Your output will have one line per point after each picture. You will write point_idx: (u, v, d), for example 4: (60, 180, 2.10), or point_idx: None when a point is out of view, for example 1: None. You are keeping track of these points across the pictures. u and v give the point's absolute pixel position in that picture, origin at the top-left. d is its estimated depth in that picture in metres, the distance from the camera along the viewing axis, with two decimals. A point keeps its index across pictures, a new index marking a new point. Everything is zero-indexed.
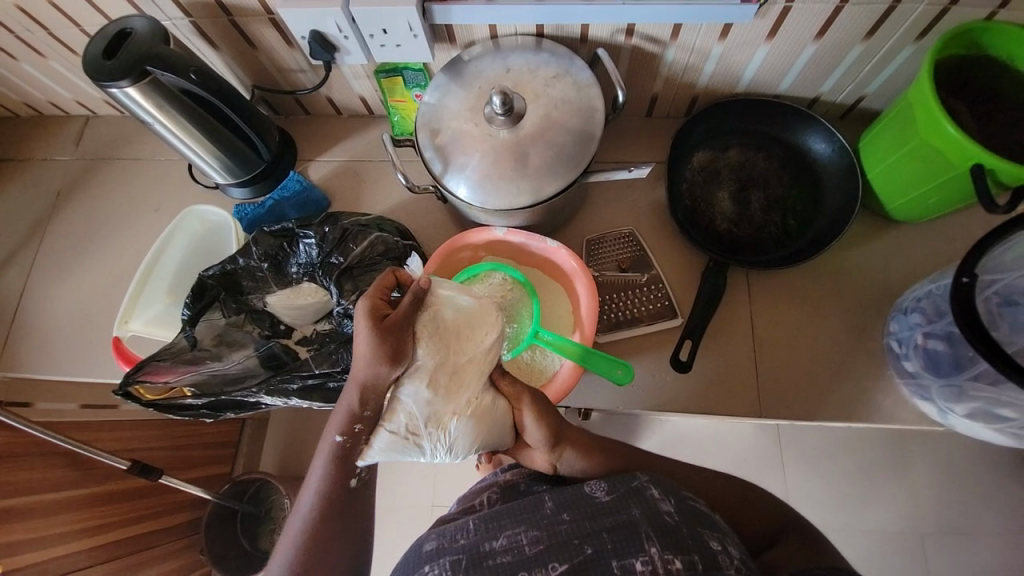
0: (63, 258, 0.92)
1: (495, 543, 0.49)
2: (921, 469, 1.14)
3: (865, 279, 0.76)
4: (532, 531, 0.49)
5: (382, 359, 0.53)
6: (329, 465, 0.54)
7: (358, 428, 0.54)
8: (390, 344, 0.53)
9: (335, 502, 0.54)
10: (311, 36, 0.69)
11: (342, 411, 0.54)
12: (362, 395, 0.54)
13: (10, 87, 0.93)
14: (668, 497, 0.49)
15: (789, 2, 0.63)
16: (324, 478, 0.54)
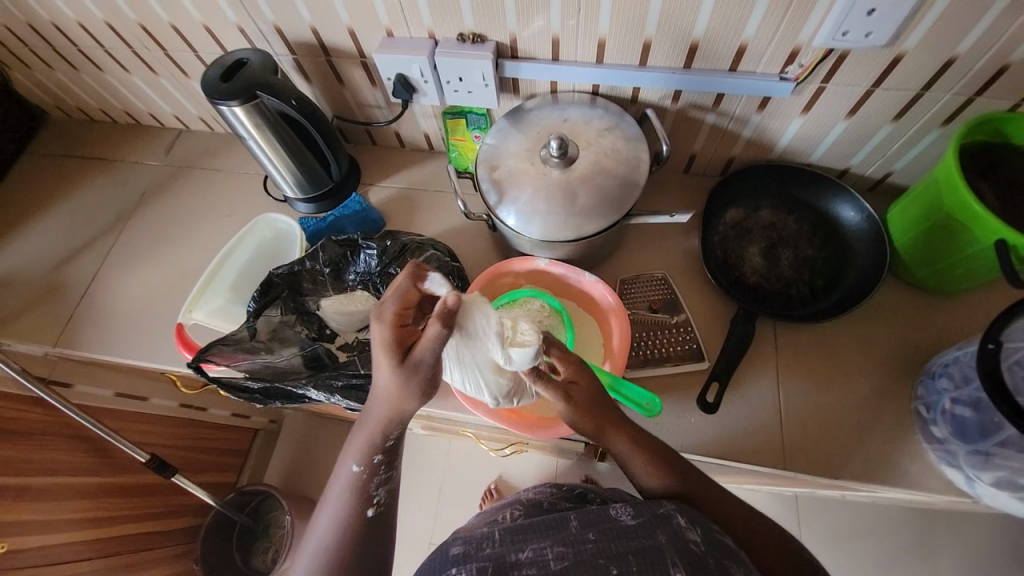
0: (133, 250, 1.00)
1: (522, 554, 0.50)
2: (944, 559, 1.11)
3: (892, 343, 0.78)
4: (557, 547, 0.50)
5: (411, 396, 0.56)
6: (349, 491, 0.59)
7: (377, 461, 0.59)
8: (420, 380, 0.56)
9: (354, 530, 0.58)
10: (396, 78, 0.79)
11: (363, 442, 0.59)
12: (385, 428, 0.58)
13: (118, 97, 1.06)
14: (694, 527, 0.50)
15: (824, 83, 0.71)
16: (344, 503, 0.59)
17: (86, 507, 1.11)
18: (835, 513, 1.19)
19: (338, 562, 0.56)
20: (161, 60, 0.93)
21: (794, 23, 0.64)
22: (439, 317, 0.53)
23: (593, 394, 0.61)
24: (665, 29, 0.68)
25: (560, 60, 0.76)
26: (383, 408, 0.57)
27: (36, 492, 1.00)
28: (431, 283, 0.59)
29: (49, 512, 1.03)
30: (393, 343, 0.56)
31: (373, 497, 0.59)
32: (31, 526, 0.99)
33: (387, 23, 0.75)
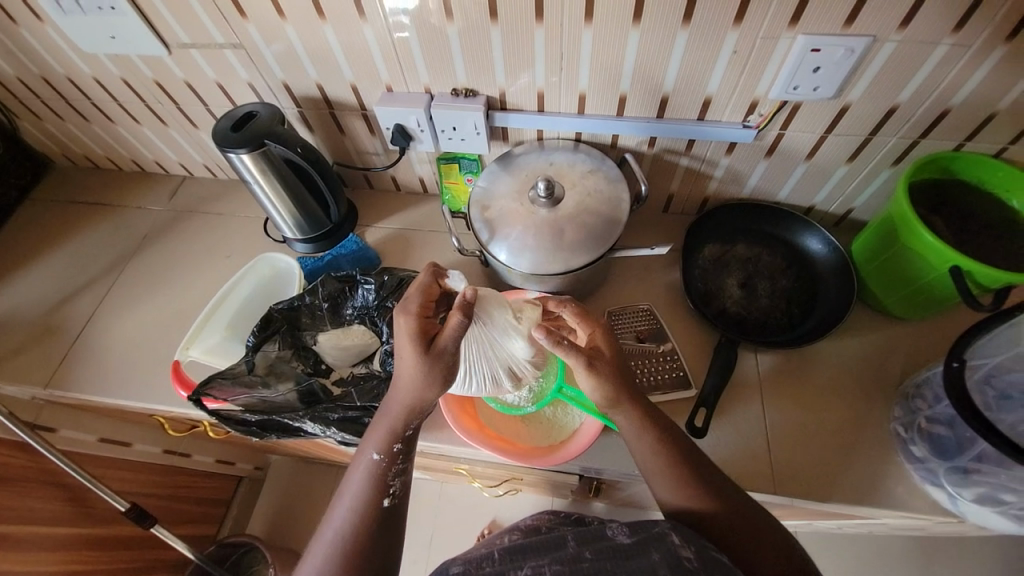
0: (131, 291, 1.02)
1: (521, 571, 0.57)
2: None
3: (869, 368, 0.82)
4: (554, 565, 0.56)
5: (433, 382, 0.63)
6: (368, 479, 0.64)
7: (395, 450, 0.65)
8: (441, 366, 0.63)
9: (370, 520, 0.62)
10: (395, 128, 0.86)
11: (386, 431, 0.65)
12: (409, 415, 0.64)
13: (127, 146, 1.11)
14: (688, 544, 0.55)
15: (783, 130, 0.78)
16: (363, 493, 0.63)
17: (64, 560, 1.06)
18: (833, 547, 1.18)
19: (353, 550, 0.60)
20: (172, 113, 0.99)
21: (752, 78, 0.72)
22: (460, 308, 0.62)
23: (613, 365, 0.64)
24: (639, 84, 0.75)
25: (546, 111, 0.83)
26: (403, 399, 0.64)
27: (15, 542, 0.96)
28: (451, 280, 0.71)
29: (26, 564, 0.98)
30: (418, 331, 0.63)
31: (390, 487, 0.64)
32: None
33: (387, 80, 0.82)
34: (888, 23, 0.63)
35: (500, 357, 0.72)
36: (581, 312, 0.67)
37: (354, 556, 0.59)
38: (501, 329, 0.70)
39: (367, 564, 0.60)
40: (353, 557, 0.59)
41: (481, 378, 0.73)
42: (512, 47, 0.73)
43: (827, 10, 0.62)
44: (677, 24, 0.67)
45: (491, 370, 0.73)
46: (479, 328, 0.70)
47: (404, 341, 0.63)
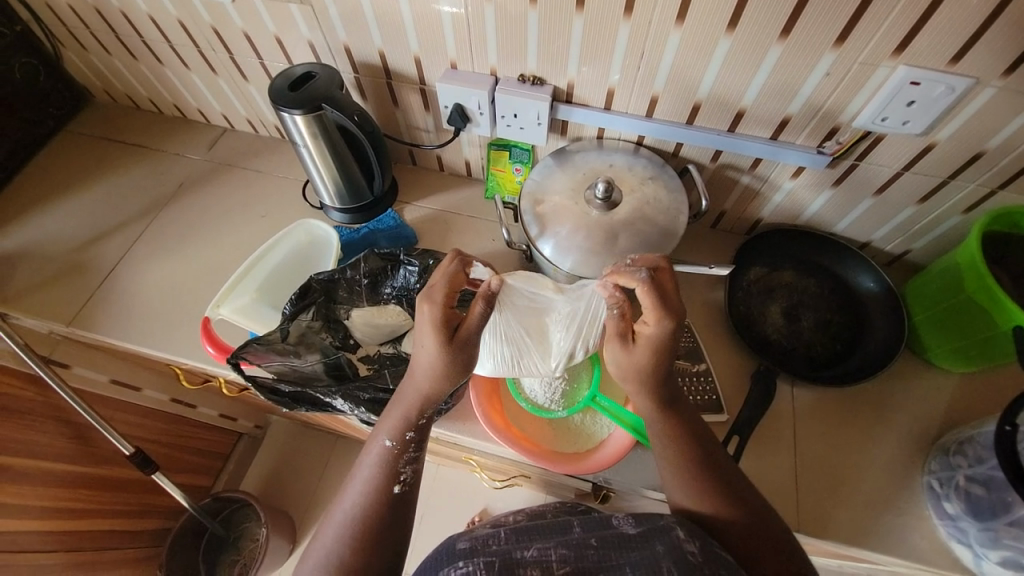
0: (161, 239, 1.00)
1: (526, 552, 0.53)
2: None
3: (904, 414, 0.80)
4: (560, 549, 0.53)
5: (454, 375, 0.62)
6: (379, 466, 0.62)
7: (406, 438, 0.63)
8: (463, 356, 0.61)
9: (380, 505, 0.61)
10: (454, 107, 0.83)
11: (398, 419, 0.64)
12: (420, 406, 0.63)
13: (172, 90, 1.08)
14: (693, 539, 0.53)
15: (857, 160, 0.75)
16: (373, 478, 0.62)
17: (59, 495, 1.06)
18: None
19: (362, 536, 0.58)
20: (223, 62, 0.96)
21: (837, 103, 0.69)
22: (484, 298, 0.61)
23: (652, 357, 0.60)
24: (716, 95, 0.72)
25: (611, 109, 0.80)
26: (424, 387, 0.62)
27: (17, 474, 0.96)
28: (475, 272, 0.70)
29: (24, 496, 0.98)
30: (440, 323, 0.60)
31: (401, 475, 0.63)
32: (5, 510, 0.94)
33: (453, 56, 0.79)
34: (995, 66, 0.59)
35: (530, 336, 0.71)
36: (659, 301, 0.59)
37: (362, 542, 0.58)
38: (521, 308, 0.70)
39: (374, 549, 0.58)
40: (365, 544, 0.58)
41: (519, 361, 0.72)
42: (591, 39, 0.70)
43: (935, 42, 0.59)
44: (774, 37, 0.63)
45: (527, 351, 0.72)
46: (509, 312, 0.70)
47: (432, 319, 0.60)
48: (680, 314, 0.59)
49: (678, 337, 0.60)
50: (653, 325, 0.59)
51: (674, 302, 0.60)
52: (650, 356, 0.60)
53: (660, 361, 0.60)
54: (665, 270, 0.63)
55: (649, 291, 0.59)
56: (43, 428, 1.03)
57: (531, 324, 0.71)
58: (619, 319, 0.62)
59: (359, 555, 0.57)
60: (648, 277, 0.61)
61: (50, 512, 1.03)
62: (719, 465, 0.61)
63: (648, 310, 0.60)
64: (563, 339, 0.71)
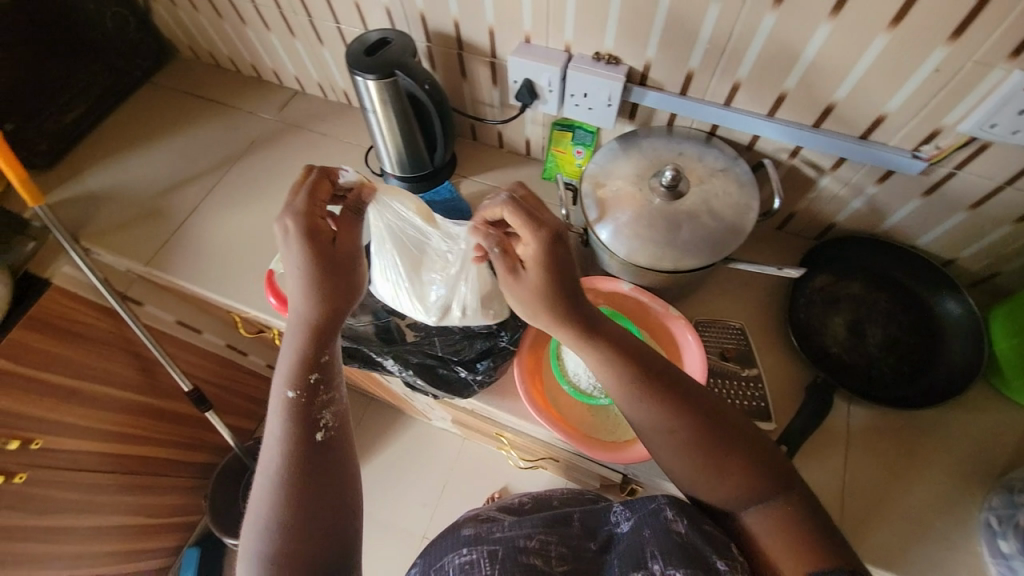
0: (230, 193, 1.05)
1: (528, 541, 0.59)
2: None
3: (968, 447, 0.75)
4: (560, 547, 0.58)
5: (332, 293, 0.61)
6: (291, 417, 0.60)
7: (312, 379, 0.61)
8: (333, 266, 0.62)
9: (303, 455, 0.58)
10: (523, 83, 0.82)
11: (294, 365, 0.61)
12: (318, 342, 0.62)
13: (251, 50, 1.12)
14: (681, 518, 0.52)
15: (956, 169, 0.69)
16: (289, 433, 0.59)
17: (118, 421, 1.16)
18: None
19: (294, 492, 0.56)
20: (302, 25, 0.98)
21: (942, 105, 0.63)
22: (348, 208, 0.67)
23: (541, 285, 0.58)
24: (805, 86, 0.68)
25: (687, 95, 0.76)
26: (308, 315, 0.61)
27: (83, 396, 1.06)
28: (343, 177, 0.66)
29: (90, 418, 1.09)
30: (308, 235, 0.60)
31: (319, 419, 0.60)
32: (71, 428, 1.05)
33: (528, 29, 0.78)
34: None
35: (413, 262, 0.75)
36: (527, 216, 0.58)
37: (294, 498, 0.55)
38: (405, 230, 0.74)
39: (311, 497, 0.56)
40: (299, 501, 0.55)
41: (397, 282, 0.75)
42: (675, 19, 0.67)
43: None
44: (881, 27, 0.58)
45: (404, 276, 0.75)
46: (395, 233, 0.73)
47: (292, 246, 0.61)
48: (554, 224, 0.58)
49: (559, 251, 0.58)
50: (530, 240, 0.58)
51: (545, 215, 0.59)
52: (540, 272, 0.58)
53: (556, 274, 0.58)
54: (529, 193, 0.62)
55: (516, 209, 0.58)
56: (114, 358, 1.13)
57: (412, 250, 0.74)
58: (504, 251, 0.62)
59: (298, 511, 0.55)
60: (510, 197, 0.59)
61: (109, 436, 1.14)
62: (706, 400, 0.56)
63: (521, 230, 0.58)
64: (438, 271, 0.75)
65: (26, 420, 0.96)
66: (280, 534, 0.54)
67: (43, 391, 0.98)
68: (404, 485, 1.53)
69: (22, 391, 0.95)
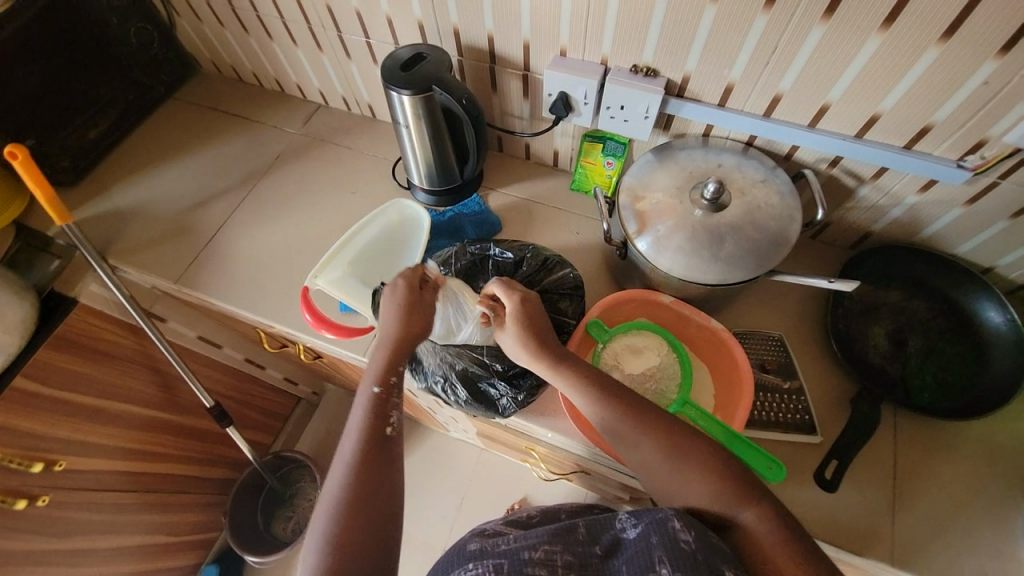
0: (256, 208, 1.04)
1: (530, 553, 0.54)
2: None
3: (1015, 459, 0.74)
4: (566, 555, 0.53)
5: (414, 324, 0.68)
6: (368, 410, 0.62)
7: (391, 382, 0.64)
8: (417, 314, 0.69)
9: (375, 446, 0.59)
10: (558, 95, 0.82)
11: (381, 366, 0.65)
12: (397, 354, 0.66)
13: (276, 65, 1.12)
14: (688, 527, 0.49)
15: (1002, 178, 0.68)
16: (365, 423, 0.61)
17: (140, 439, 1.15)
18: None
19: (365, 474, 0.57)
20: (331, 40, 0.98)
21: (990, 115, 0.63)
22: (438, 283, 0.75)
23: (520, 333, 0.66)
24: (849, 97, 0.67)
25: (727, 107, 0.76)
26: (391, 335, 0.67)
27: (108, 414, 1.05)
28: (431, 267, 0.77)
29: (113, 437, 1.08)
30: (404, 289, 0.70)
31: (391, 417, 0.62)
32: (95, 448, 1.04)
33: (565, 43, 0.77)
34: None
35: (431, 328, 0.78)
36: (505, 283, 0.69)
37: (361, 482, 0.56)
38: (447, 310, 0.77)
39: (376, 485, 0.57)
40: (365, 485, 0.56)
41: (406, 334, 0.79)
42: (718, 32, 0.67)
43: None
44: (931, 40, 0.58)
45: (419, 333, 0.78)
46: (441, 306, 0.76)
47: (394, 292, 0.70)
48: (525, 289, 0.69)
49: (534, 309, 0.68)
50: (508, 303, 0.68)
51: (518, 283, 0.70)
52: (517, 325, 0.66)
53: (533, 325, 0.66)
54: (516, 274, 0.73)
55: (499, 282, 0.69)
56: (139, 375, 1.12)
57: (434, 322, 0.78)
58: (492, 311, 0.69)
59: (363, 494, 0.55)
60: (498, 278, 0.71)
61: (131, 455, 1.12)
62: (665, 420, 0.59)
63: (506, 291, 0.69)
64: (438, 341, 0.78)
65: (52, 441, 0.95)
66: (342, 512, 0.54)
67: (67, 411, 0.97)
68: (424, 497, 1.52)
69: (47, 412, 0.93)
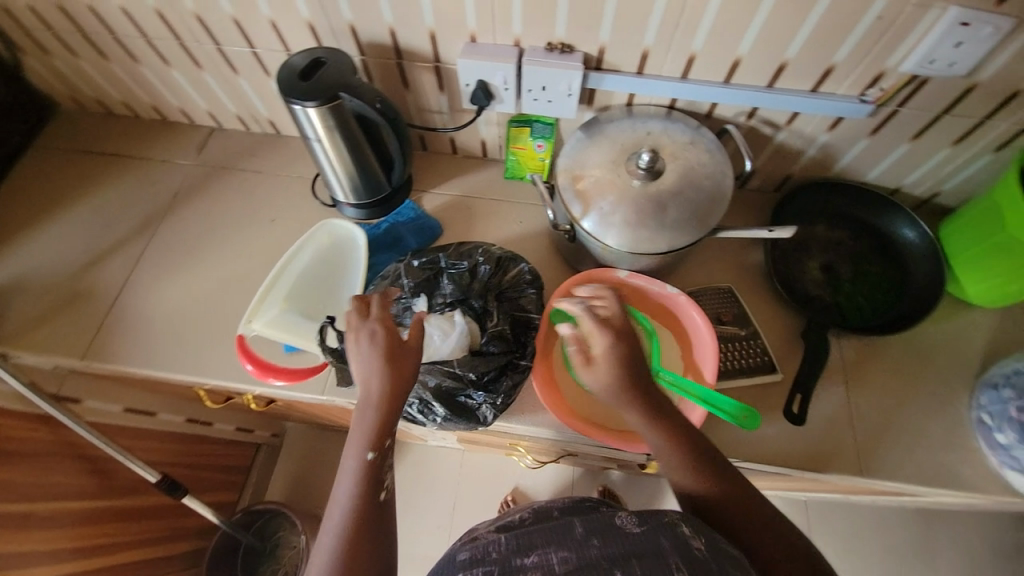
0: (162, 257, 0.92)
1: (527, 559, 0.50)
2: (942, 557, 1.24)
3: (943, 356, 0.83)
4: (562, 552, 0.50)
5: (398, 372, 0.61)
6: (359, 478, 0.59)
7: (385, 446, 0.61)
8: (400, 361, 0.62)
9: (367, 514, 0.57)
10: (476, 84, 0.78)
11: (370, 430, 0.60)
12: (386, 414, 0.60)
13: (150, 90, 0.98)
14: (698, 535, 0.51)
15: (898, 107, 0.74)
16: (355, 490, 0.58)
17: (85, 534, 1.01)
18: (841, 518, 1.28)
19: (354, 548, 0.55)
20: (210, 55, 0.87)
21: (882, 50, 0.67)
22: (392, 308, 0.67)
23: (622, 373, 0.61)
24: (757, 49, 0.69)
25: (646, 73, 0.76)
26: (376, 396, 0.60)
27: (41, 519, 0.91)
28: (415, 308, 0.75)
29: (53, 541, 0.94)
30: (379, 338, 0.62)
31: (384, 481, 0.60)
32: (38, 557, 0.90)
33: (473, 28, 0.73)
34: None
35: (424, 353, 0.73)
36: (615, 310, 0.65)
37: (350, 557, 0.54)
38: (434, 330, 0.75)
39: (369, 556, 0.55)
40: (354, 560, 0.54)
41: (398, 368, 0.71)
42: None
43: None
44: None
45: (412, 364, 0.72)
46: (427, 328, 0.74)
47: (365, 344, 0.62)
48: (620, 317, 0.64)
49: (631, 345, 0.63)
50: (603, 334, 0.62)
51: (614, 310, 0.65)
52: (616, 362, 0.61)
53: (630, 362, 0.62)
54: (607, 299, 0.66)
55: (602, 309, 0.64)
56: (67, 466, 0.98)
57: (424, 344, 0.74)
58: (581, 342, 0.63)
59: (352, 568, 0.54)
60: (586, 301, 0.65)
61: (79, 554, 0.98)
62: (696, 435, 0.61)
63: (605, 318, 0.63)
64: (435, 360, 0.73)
65: None
66: None
67: None
68: (415, 514, 1.47)
69: None
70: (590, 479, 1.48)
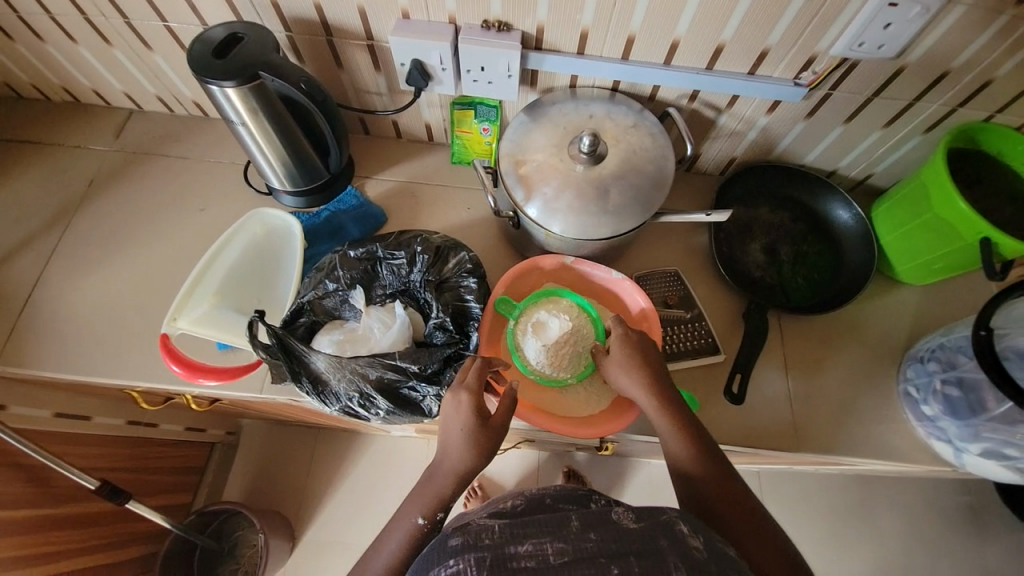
0: (81, 251, 0.85)
1: (520, 547, 0.47)
2: (881, 517, 1.33)
3: (875, 331, 0.87)
4: (557, 542, 0.47)
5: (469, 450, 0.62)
6: (408, 541, 0.62)
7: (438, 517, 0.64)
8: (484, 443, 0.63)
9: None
10: (412, 64, 0.74)
11: (432, 498, 0.64)
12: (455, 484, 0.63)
13: (56, 69, 0.89)
14: (697, 534, 0.48)
15: (832, 89, 0.75)
16: (399, 552, 0.62)
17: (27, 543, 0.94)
18: (789, 487, 1.35)
19: None
20: (120, 30, 0.79)
21: (816, 32, 0.67)
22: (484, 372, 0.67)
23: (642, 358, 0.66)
24: (695, 30, 0.69)
25: (586, 54, 0.74)
26: (452, 468, 0.63)
27: None
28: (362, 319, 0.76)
29: None
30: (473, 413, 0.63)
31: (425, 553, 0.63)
32: None
33: (404, 4, 0.69)
34: None
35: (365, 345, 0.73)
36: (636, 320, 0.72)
37: None
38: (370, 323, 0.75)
39: None
40: None
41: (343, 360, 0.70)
42: None
43: None
44: None
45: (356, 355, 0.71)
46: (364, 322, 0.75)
47: (458, 414, 0.63)
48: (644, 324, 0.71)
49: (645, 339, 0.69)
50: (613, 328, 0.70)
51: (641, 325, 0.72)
52: (624, 347, 0.67)
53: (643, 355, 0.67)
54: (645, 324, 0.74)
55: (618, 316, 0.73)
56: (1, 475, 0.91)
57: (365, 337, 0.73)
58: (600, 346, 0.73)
59: None
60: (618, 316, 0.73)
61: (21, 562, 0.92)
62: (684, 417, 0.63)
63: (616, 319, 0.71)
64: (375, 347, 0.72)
65: None
66: None
67: None
68: (380, 506, 1.46)
69: None
70: (553, 463, 1.50)
